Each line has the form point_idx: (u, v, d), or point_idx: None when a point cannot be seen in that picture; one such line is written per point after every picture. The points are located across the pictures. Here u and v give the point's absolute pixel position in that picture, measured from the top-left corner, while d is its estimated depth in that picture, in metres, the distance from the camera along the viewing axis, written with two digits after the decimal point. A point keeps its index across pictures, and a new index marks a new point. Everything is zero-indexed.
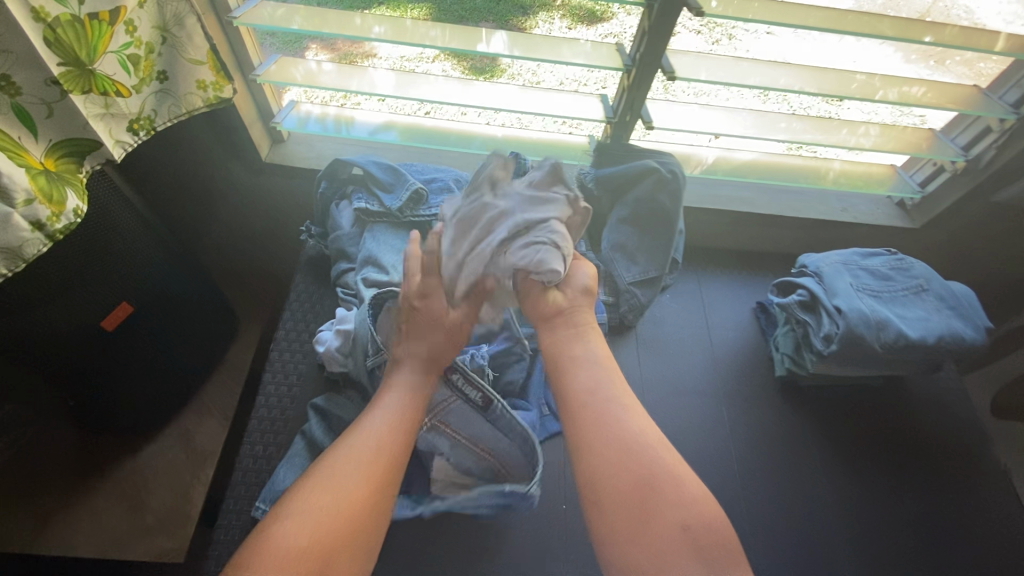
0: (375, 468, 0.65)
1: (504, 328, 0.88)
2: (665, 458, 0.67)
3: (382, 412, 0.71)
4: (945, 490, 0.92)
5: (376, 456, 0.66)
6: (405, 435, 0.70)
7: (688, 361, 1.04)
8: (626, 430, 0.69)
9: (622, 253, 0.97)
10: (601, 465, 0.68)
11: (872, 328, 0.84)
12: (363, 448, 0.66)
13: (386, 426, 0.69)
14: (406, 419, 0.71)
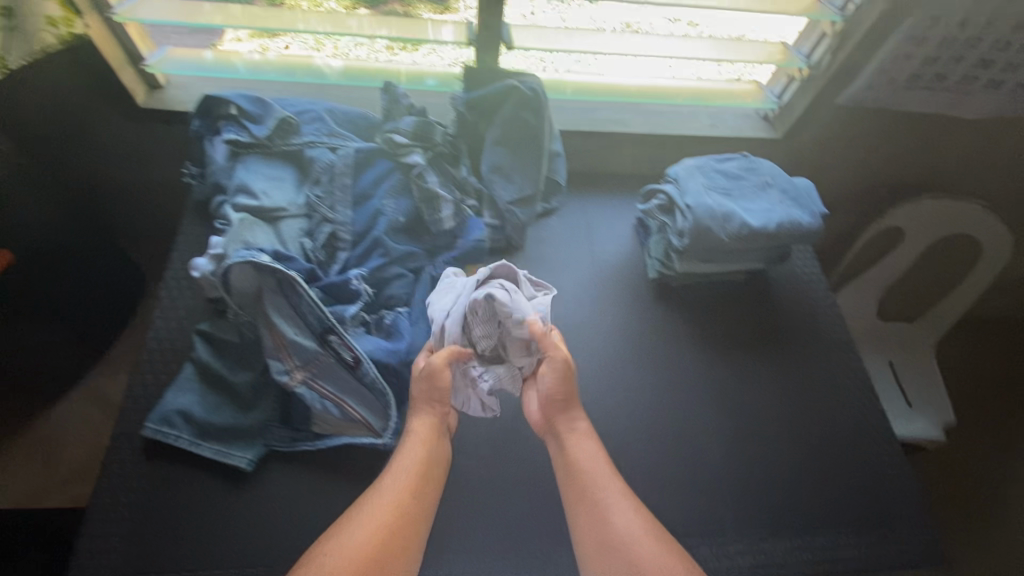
0: (385, 535, 0.69)
1: (378, 247, 0.90)
2: (659, 556, 0.70)
3: (395, 481, 0.74)
4: (797, 366, 1.03)
5: (388, 526, 0.70)
6: (421, 511, 0.73)
7: (575, 275, 1.09)
8: (623, 530, 0.72)
9: (499, 173, 1.02)
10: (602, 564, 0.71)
11: (717, 220, 0.92)
12: (375, 521, 0.70)
13: (399, 498, 0.72)
14: (420, 487, 0.75)
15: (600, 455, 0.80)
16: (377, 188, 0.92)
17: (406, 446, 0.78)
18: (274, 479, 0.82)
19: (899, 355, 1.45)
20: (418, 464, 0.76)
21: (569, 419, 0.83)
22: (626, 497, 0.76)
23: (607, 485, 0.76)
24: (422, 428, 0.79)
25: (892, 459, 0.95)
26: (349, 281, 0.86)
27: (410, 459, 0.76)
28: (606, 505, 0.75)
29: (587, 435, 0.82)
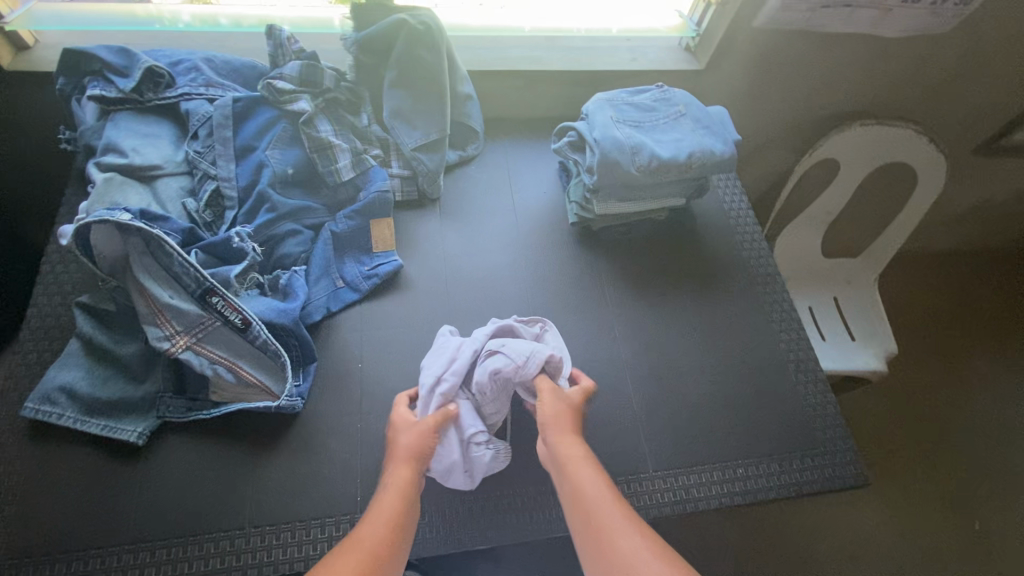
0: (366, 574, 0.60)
1: (265, 201, 0.85)
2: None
3: (376, 522, 0.66)
4: (724, 300, 1.01)
5: (366, 564, 0.61)
6: (400, 549, 0.65)
7: (494, 224, 1.04)
8: (628, 556, 0.62)
9: (400, 119, 0.97)
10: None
11: (626, 153, 0.88)
12: (353, 558, 0.61)
13: (383, 537, 0.64)
14: (401, 528, 0.67)
15: (610, 488, 0.70)
16: (261, 138, 0.87)
17: (383, 494, 0.70)
18: (170, 452, 0.78)
19: (843, 290, 1.44)
20: (398, 510, 0.68)
21: (574, 454, 0.74)
22: (630, 522, 0.66)
23: (611, 513, 0.67)
24: (398, 474, 0.72)
25: (815, 386, 0.95)
26: (231, 240, 0.80)
27: (393, 505, 0.68)
28: (613, 535, 0.64)
29: (595, 470, 0.73)
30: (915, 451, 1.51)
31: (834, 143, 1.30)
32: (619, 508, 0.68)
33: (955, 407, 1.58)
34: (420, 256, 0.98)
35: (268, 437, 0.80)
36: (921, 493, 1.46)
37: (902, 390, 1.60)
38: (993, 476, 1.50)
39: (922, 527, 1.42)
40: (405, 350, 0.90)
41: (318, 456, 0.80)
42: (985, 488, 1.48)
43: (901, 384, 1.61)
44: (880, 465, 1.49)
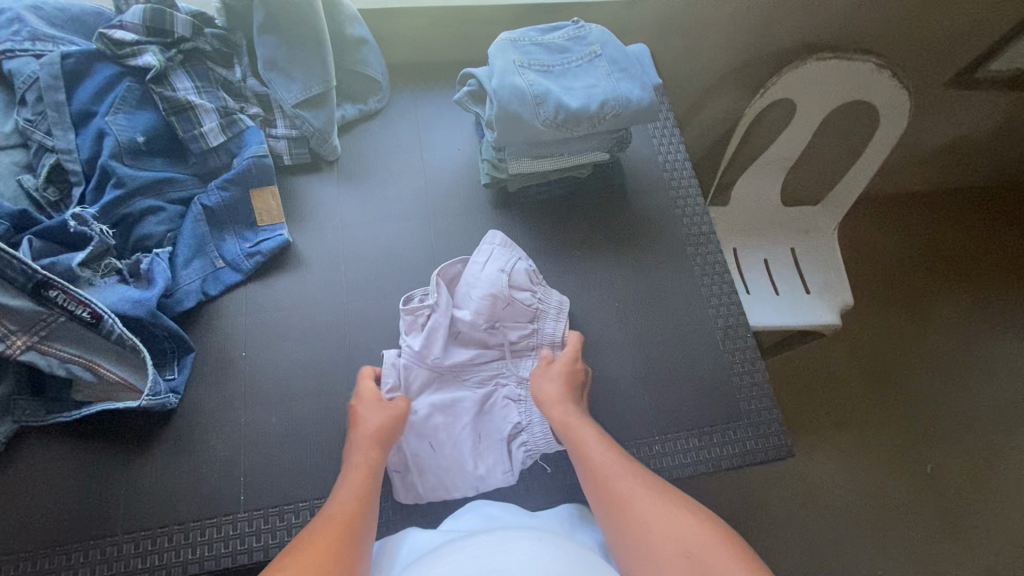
0: (342, 536, 0.58)
1: (111, 175, 0.74)
2: (657, 503, 0.62)
3: (346, 497, 0.64)
4: (650, 263, 0.93)
5: (342, 529, 0.59)
6: (371, 514, 0.63)
7: (400, 188, 0.94)
8: (629, 491, 0.63)
9: (277, 70, 0.85)
10: (617, 524, 0.62)
11: (528, 104, 0.77)
12: (328, 526, 0.59)
13: (355, 507, 0.62)
14: (370, 500, 0.65)
15: (598, 433, 0.72)
16: (102, 102, 0.76)
17: (348, 474, 0.67)
18: (32, 458, 0.71)
19: (801, 240, 1.35)
20: (367, 485, 0.66)
21: (567, 409, 0.74)
22: (618, 461, 0.67)
23: (598, 457, 0.68)
24: (360, 458, 0.69)
25: (743, 353, 0.89)
26: (68, 223, 0.71)
27: (360, 482, 0.66)
28: (606, 473, 0.66)
29: (581, 419, 0.73)
30: (869, 401, 1.49)
31: (786, 80, 1.18)
32: (606, 450, 0.69)
33: (913, 355, 1.55)
34: (315, 228, 0.89)
35: (142, 437, 0.74)
36: (873, 442, 1.44)
37: (859, 340, 1.56)
38: (947, 423, 1.48)
39: (872, 476, 1.41)
40: (296, 334, 0.82)
41: (197, 454, 0.74)
42: (939, 434, 1.46)
43: (859, 334, 1.56)
44: (834, 416, 1.47)
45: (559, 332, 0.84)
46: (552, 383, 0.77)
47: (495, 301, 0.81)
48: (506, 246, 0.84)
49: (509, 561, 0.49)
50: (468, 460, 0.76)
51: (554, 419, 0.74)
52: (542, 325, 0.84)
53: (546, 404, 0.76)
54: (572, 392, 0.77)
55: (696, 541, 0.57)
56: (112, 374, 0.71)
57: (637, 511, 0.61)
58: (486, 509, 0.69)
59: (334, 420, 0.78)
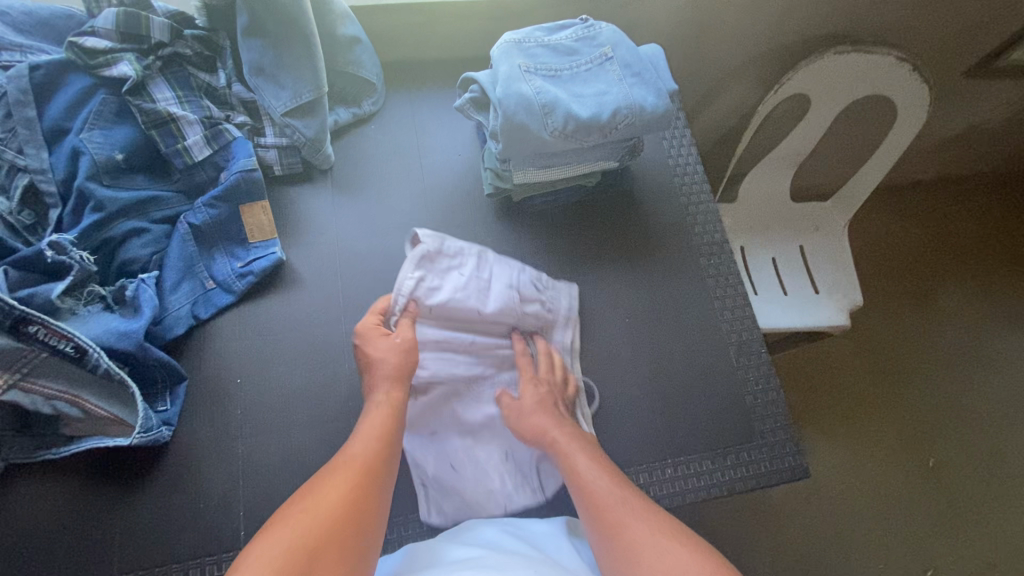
0: (358, 489, 0.60)
1: (89, 198, 0.69)
2: (651, 527, 0.61)
3: (367, 439, 0.65)
4: (660, 275, 0.89)
5: (358, 476, 0.61)
6: (390, 460, 0.65)
7: (398, 198, 0.89)
8: (615, 506, 0.63)
9: (264, 76, 0.79)
10: (610, 550, 0.60)
11: (535, 113, 0.72)
12: (341, 476, 0.61)
13: (373, 453, 0.64)
14: (388, 447, 0.66)
15: (594, 456, 0.70)
16: (75, 116, 0.70)
17: (370, 414, 0.69)
18: (21, 498, 0.68)
19: (811, 237, 1.30)
20: (387, 428, 0.67)
21: (562, 436, 0.72)
22: (616, 485, 0.65)
23: (595, 479, 0.66)
24: (381, 395, 0.70)
25: (757, 368, 0.86)
26: (44, 252, 0.66)
27: (379, 423, 0.67)
28: (597, 482, 0.66)
29: (577, 443, 0.71)
30: (875, 398, 1.47)
31: (801, 74, 1.12)
32: (603, 473, 0.67)
33: (920, 350, 1.52)
34: (309, 243, 0.84)
35: (135, 473, 0.70)
36: (878, 439, 1.43)
37: (866, 336, 1.53)
38: (952, 417, 1.47)
39: (876, 473, 1.40)
40: (294, 359, 0.78)
41: (192, 489, 0.71)
42: (944, 428, 1.46)
43: (867, 330, 1.53)
44: (839, 413, 1.45)
45: (568, 341, 0.84)
46: (534, 417, 0.74)
47: (505, 314, 0.81)
48: (504, 262, 0.84)
49: None
50: (493, 478, 0.76)
51: (550, 448, 0.72)
52: (551, 337, 0.84)
53: (536, 440, 0.74)
54: (551, 409, 0.75)
55: (673, 561, 0.57)
56: (101, 411, 0.68)
57: (630, 539, 0.60)
58: (488, 528, 0.68)
59: (335, 448, 0.75)
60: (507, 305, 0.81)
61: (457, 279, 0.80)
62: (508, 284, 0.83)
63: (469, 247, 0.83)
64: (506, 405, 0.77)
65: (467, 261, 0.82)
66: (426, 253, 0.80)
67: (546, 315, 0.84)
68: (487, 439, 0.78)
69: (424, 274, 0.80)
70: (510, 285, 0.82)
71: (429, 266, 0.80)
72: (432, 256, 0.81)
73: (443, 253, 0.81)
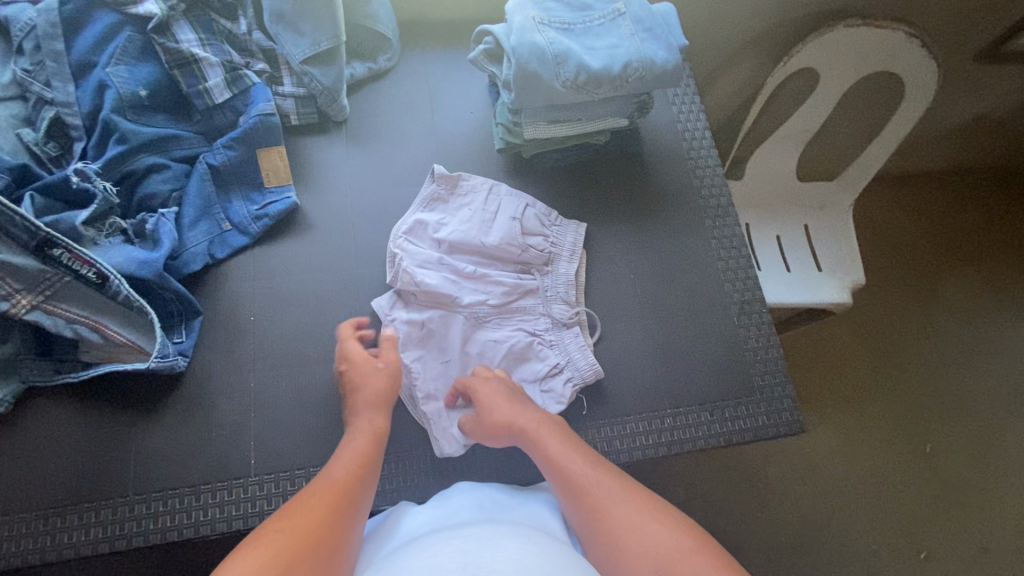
0: (340, 503, 0.57)
1: (113, 131, 0.71)
2: (632, 507, 0.60)
3: (349, 460, 0.63)
4: (665, 236, 0.91)
5: (344, 488, 0.59)
6: (371, 483, 0.63)
7: (410, 153, 0.91)
8: (600, 498, 0.61)
9: (284, 23, 0.81)
10: (592, 535, 0.59)
11: (547, 63, 0.73)
12: (329, 484, 0.59)
13: (354, 474, 0.62)
14: (372, 466, 0.64)
15: (563, 437, 0.68)
16: (101, 51, 0.72)
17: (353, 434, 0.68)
18: (40, 419, 0.70)
19: (816, 216, 1.32)
20: (369, 454, 0.65)
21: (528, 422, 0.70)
22: (592, 466, 0.64)
23: (570, 464, 0.65)
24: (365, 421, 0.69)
25: (758, 328, 0.87)
26: (70, 178, 0.68)
27: (360, 448, 0.65)
28: (581, 479, 0.63)
29: (543, 424, 0.70)
30: (873, 382, 1.49)
31: (812, 48, 1.13)
32: (577, 455, 0.66)
33: (920, 336, 1.53)
34: (322, 191, 0.86)
35: (150, 401, 0.73)
36: (874, 420, 1.45)
37: (866, 317, 1.55)
38: (951, 404, 1.48)
39: (873, 454, 1.42)
40: (305, 301, 0.80)
41: (204, 418, 0.73)
42: (944, 415, 1.47)
43: (868, 316, 1.54)
44: (836, 394, 1.47)
45: (574, 272, 0.85)
46: (499, 405, 0.71)
47: (510, 244, 0.84)
48: (513, 194, 0.87)
49: (499, 559, 0.48)
50: None
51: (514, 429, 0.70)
52: (556, 268, 0.86)
53: (497, 430, 0.70)
54: (520, 403, 0.72)
55: (670, 548, 0.55)
56: (120, 338, 0.70)
57: (610, 521, 0.58)
58: (478, 491, 0.68)
59: (343, 387, 0.77)
60: (517, 232, 0.84)
61: (464, 215, 0.84)
62: (514, 219, 0.85)
63: (480, 181, 0.86)
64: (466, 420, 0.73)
65: (478, 196, 0.85)
66: (436, 184, 0.85)
67: (550, 258, 0.86)
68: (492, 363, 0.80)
69: (434, 213, 0.85)
70: (516, 218, 0.85)
71: (440, 204, 0.85)
72: (446, 188, 0.85)
73: (456, 189, 0.86)
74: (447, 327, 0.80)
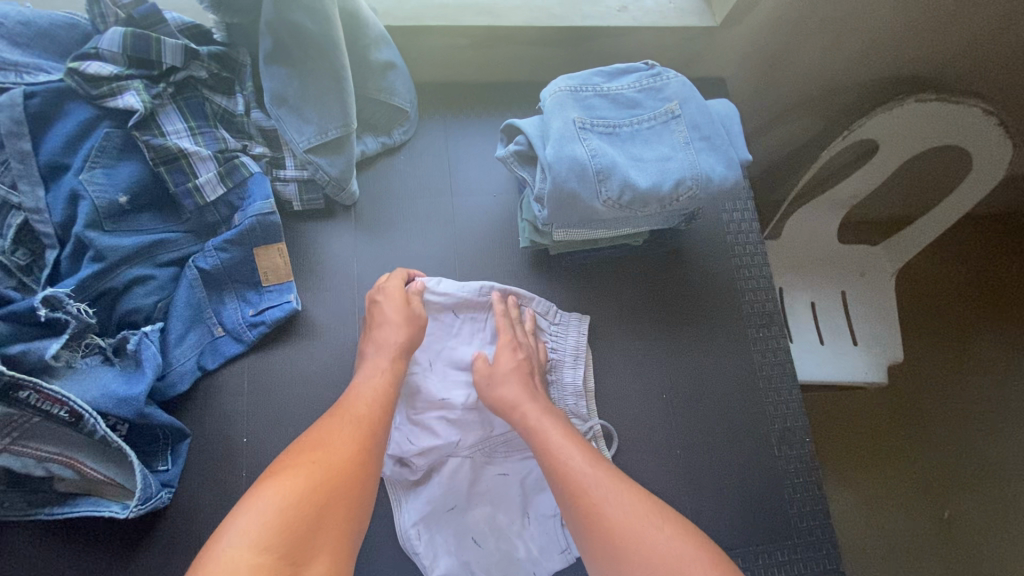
0: (366, 443, 0.58)
1: (87, 247, 0.63)
2: (634, 501, 0.57)
3: (367, 401, 0.63)
4: (704, 349, 0.82)
5: (361, 437, 0.59)
6: (387, 429, 0.62)
7: (425, 243, 0.81)
8: (603, 491, 0.58)
9: (286, 107, 0.71)
10: (591, 532, 0.57)
11: (587, 181, 0.63)
12: (343, 431, 0.58)
13: (366, 420, 0.61)
14: (389, 408, 0.64)
15: (568, 430, 0.66)
16: (74, 153, 0.63)
17: (372, 371, 0.66)
18: (9, 556, 0.64)
19: (855, 283, 1.11)
20: (390, 393, 0.65)
21: (533, 410, 0.68)
22: (594, 460, 0.61)
23: (571, 454, 0.62)
24: (382, 360, 0.68)
25: (799, 459, 0.80)
26: (36, 309, 0.60)
27: (381, 385, 0.65)
28: (582, 476, 0.60)
29: (547, 417, 0.67)
30: (903, 443, 1.22)
31: (879, 121, 1.01)
32: (577, 448, 0.63)
33: (968, 394, 1.24)
34: (327, 290, 0.77)
35: (132, 537, 0.66)
36: (916, 484, 1.20)
37: (910, 382, 1.25)
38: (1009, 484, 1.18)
39: (896, 523, 1.17)
40: (302, 421, 0.71)
41: (192, 557, 0.66)
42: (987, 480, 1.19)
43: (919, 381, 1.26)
44: (865, 456, 1.22)
45: (582, 381, 0.78)
46: (509, 389, 0.70)
47: None
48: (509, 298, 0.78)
49: None
50: (518, 544, 0.72)
51: (518, 424, 0.68)
52: (561, 378, 0.78)
53: (505, 412, 0.69)
54: (532, 390, 0.71)
55: (669, 551, 0.53)
56: (98, 475, 0.63)
57: (610, 516, 0.56)
58: None
59: None
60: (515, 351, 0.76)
61: (458, 330, 0.78)
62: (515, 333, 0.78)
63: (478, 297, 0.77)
64: (480, 369, 0.73)
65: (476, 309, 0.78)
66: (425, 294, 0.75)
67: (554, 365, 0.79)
68: (503, 499, 0.74)
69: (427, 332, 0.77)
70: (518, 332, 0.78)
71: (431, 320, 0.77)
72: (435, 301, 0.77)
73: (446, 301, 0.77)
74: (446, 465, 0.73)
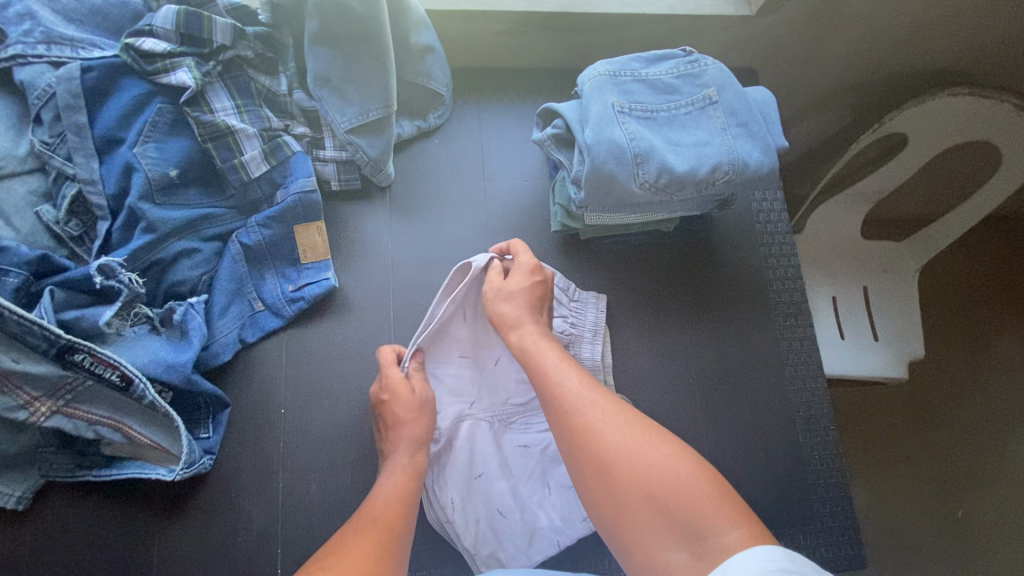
0: (384, 545, 0.54)
1: (140, 218, 0.65)
2: (625, 428, 0.56)
3: (385, 500, 0.60)
4: (733, 334, 0.83)
5: (381, 534, 0.55)
6: (409, 532, 0.58)
7: (456, 224, 0.82)
8: (592, 417, 0.57)
9: (329, 88, 0.72)
10: (581, 460, 0.56)
11: (625, 163, 0.64)
12: (363, 532, 0.55)
13: (387, 522, 0.57)
14: (410, 508, 0.60)
15: (563, 357, 0.65)
16: (127, 127, 0.65)
17: (389, 474, 0.64)
18: (58, 514, 0.66)
19: (877, 278, 1.10)
20: (409, 489, 0.62)
21: (530, 333, 0.67)
22: (586, 388, 0.60)
23: (563, 381, 0.61)
24: (402, 458, 0.66)
25: (824, 446, 0.80)
26: (92, 277, 0.62)
27: (402, 482, 0.63)
28: (573, 404, 0.58)
29: (546, 345, 0.66)
30: (929, 437, 1.22)
31: (909, 114, 1.01)
32: (574, 373, 0.62)
33: (987, 396, 1.23)
34: (359, 266, 0.78)
35: (174, 499, 0.68)
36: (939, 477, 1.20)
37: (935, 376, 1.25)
38: None
39: (911, 513, 1.18)
40: (338, 394, 0.73)
41: (231, 521, 0.68)
42: (1006, 481, 1.17)
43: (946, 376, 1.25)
44: (891, 447, 1.22)
45: (598, 356, 0.78)
46: (512, 305, 0.70)
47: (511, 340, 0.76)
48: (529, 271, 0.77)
49: None
50: (539, 514, 0.73)
51: (514, 343, 0.67)
52: (579, 352, 0.78)
53: (503, 328, 0.69)
54: (534, 313, 0.70)
55: (659, 474, 0.52)
56: (146, 440, 0.65)
57: (600, 444, 0.55)
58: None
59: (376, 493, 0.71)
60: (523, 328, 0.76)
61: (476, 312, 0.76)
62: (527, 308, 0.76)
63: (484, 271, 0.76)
64: (491, 280, 0.72)
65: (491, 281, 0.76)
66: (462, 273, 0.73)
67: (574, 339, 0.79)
68: (525, 471, 0.75)
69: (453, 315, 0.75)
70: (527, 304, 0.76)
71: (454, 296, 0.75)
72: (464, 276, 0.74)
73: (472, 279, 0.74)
74: (467, 436, 0.75)
